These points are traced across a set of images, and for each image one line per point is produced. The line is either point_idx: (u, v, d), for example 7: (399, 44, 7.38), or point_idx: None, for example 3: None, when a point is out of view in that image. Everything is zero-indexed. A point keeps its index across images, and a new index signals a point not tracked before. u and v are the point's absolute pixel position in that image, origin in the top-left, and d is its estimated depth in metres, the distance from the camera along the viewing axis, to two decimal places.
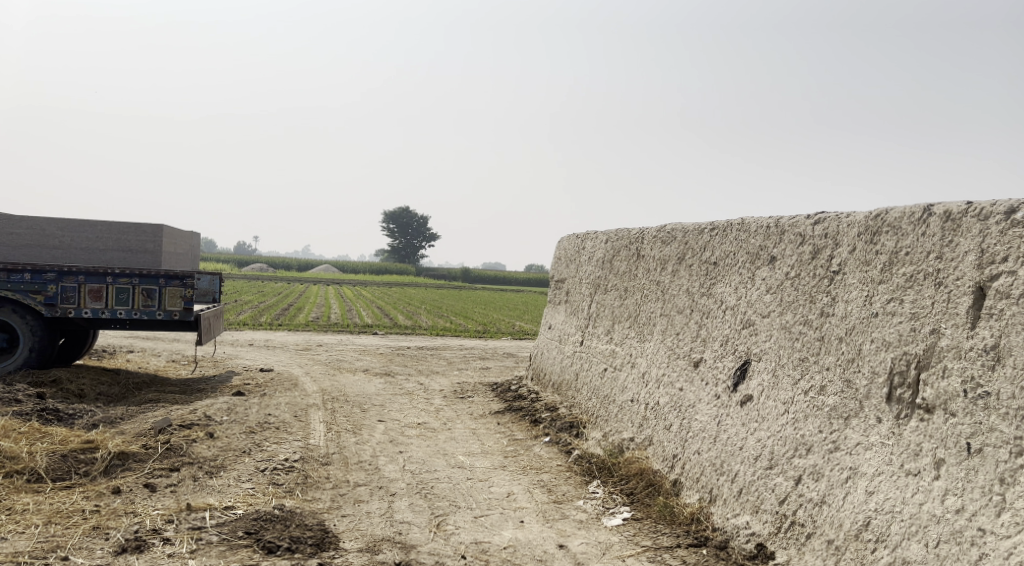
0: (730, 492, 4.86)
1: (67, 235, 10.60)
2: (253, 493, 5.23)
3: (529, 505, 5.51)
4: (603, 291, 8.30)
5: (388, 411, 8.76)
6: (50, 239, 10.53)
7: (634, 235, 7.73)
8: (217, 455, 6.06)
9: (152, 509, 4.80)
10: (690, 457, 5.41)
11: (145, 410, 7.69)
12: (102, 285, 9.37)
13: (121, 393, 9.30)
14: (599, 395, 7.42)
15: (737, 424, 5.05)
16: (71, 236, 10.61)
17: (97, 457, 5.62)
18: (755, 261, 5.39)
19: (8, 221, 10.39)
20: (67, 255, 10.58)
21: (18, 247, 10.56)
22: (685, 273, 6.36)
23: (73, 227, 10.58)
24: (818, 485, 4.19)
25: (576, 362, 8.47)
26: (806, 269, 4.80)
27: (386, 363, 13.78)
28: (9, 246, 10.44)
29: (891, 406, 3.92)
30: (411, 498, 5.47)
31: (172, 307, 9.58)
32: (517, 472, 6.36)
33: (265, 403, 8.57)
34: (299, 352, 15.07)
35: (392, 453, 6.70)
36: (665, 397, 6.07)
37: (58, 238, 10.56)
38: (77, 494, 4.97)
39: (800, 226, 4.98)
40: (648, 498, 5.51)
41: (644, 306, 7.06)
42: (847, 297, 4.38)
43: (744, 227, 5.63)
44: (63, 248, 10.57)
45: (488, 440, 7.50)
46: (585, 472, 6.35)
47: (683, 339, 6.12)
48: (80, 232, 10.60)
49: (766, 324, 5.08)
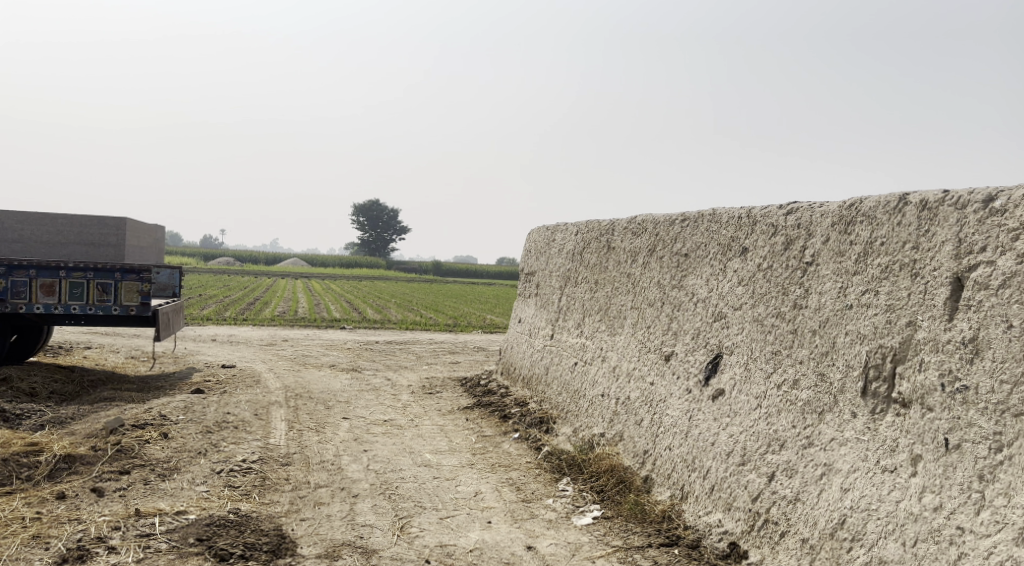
0: (701, 489, 4.75)
1: (27, 228, 10.15)
2: (207, 497, 4.98)
3: (497, 505, 5.35)
4: (574, 284, 8.15)
5: (354, 407, 8.52)
6: (8, 232, 10.08)
7: (604, 226, 7.58)
8: (171, 457, 5.77)
9: (99, 515, 4.52)
10: (661, 453, 5.30)
11: (98, 410, 7.36)
12: (53, 279, 8.96)
13: (75, 391, 8.92)
14: (569, 390, 7.27)
15: (709, 419, 4.93)
16: (30, 231, 10.17)
17: (41, 460, 5.28)
18: (727, 252, 5.27)
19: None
20: (25, 249, 10.13)
21: None
22: (656, 265, 6.23)
23: (33, 220, 10.13)
24: (791, 482, 4.09)
25: (546, 356, 8.32)
26: (779, 260, 4.68)
27: (354, 358, 13.52)
28: None
29: (866, 401, 3.83)
30: (375, 500, 5.27)
31: (128, 302, 9.19)
32: (485, 470, 6.19)
33: (225, 401, 8.28)
34: (264, 347, 14.72)
35: (357, 452, 6.48)
36: (636, 392, 5.94)
37: (16, 232, 10.12)
38: (18, 500, 4.65)
39: (773, 216, 4.86)
40: (619, 496, 5.37)
41: (615, 299, 6.93)
42: (820, 289, 4.28)
43: (715, 218, 5.51)
44: (24, 242, 10.11)
45: (456, 437, 7.32)
46: (555, 469, 6.20)
47: (654, 332, 5.99)
48: (40, 225, 10.14)
49: (739, 317, 4.96)
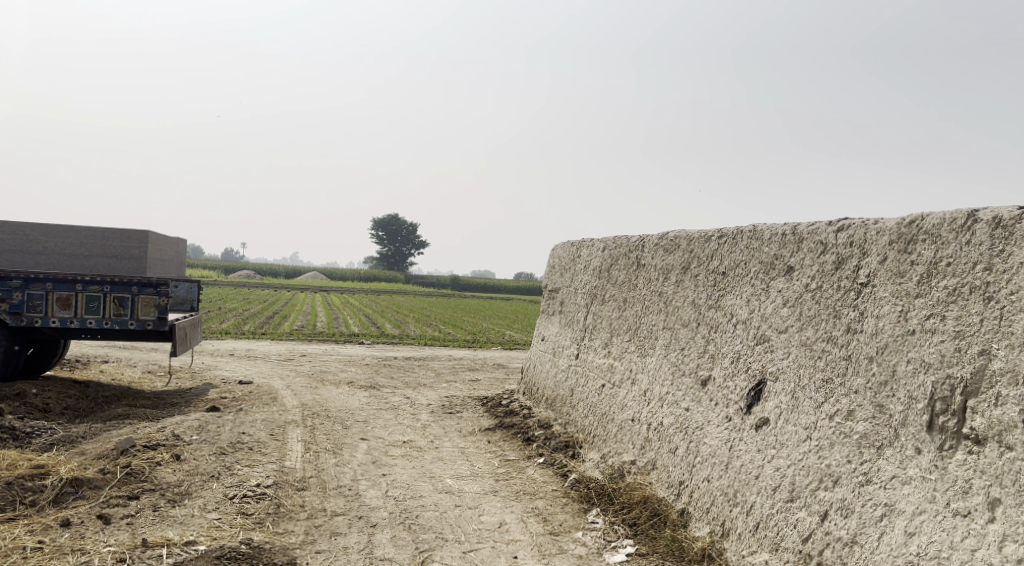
0: (745, 526, 4.43)
1: (51, 241, 9.98)
2: (218, 525, 4.72)
3: (523, 538, 5.04)
4: (601, 302, 7.84)
5: (372, 428, 8.25)
6: (33, 245, 9.90)
7: (633, 242, 7.29)
8: (183, 480, 5.52)
9: (103, 545, 4.26)
10: (699, 485, 4.97)
11: (111, 428, 7.14)
12: (70, 293, 8.81)
13: (90, 407, 8.73)
14: (597, 413, 6.95)
15: (752, 450, 4.62)
16: (55, 243, 9.99)
17: (46, 484, 5.03)
18: (769, 270, 4.97)
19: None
20: (50, 261, 9.97)
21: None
22: (691, 284, 5.92)
23: (59, 232, 9.98)
24: (847, 523, 3.78)
25: (572, 377, 8.00)
26: (829, 280, 4.38)
27: (372, 375, 13.28)
28: None
29: (933, 436, 3.52)
30: (394, 530, 4.98)
31: (145, 317, 9.01)
32: (509, 498, 5.89)
33: (240, 420, 8.04)
34: (281, 362, 14.53)
35: (375, 477, 6.20)
36: (669, 417, 5.62)
37: (40, 244, 9.94)
38: (21, 527, 4.40)
39: (821, 233, 4.56)
40: (653, 531, 5.05)
41: (645, 319, 6.62)
42: (877, 313, 3.97)
43: (756, 235, 5.20)
44: (48, 255, 9.94)
45: (479, 461, 7.03)
46: (583, 498, 5.87)
47: (689, 355, 5.67)
48: (65, 238, 9.99)
49: (784, 340, 4.64)
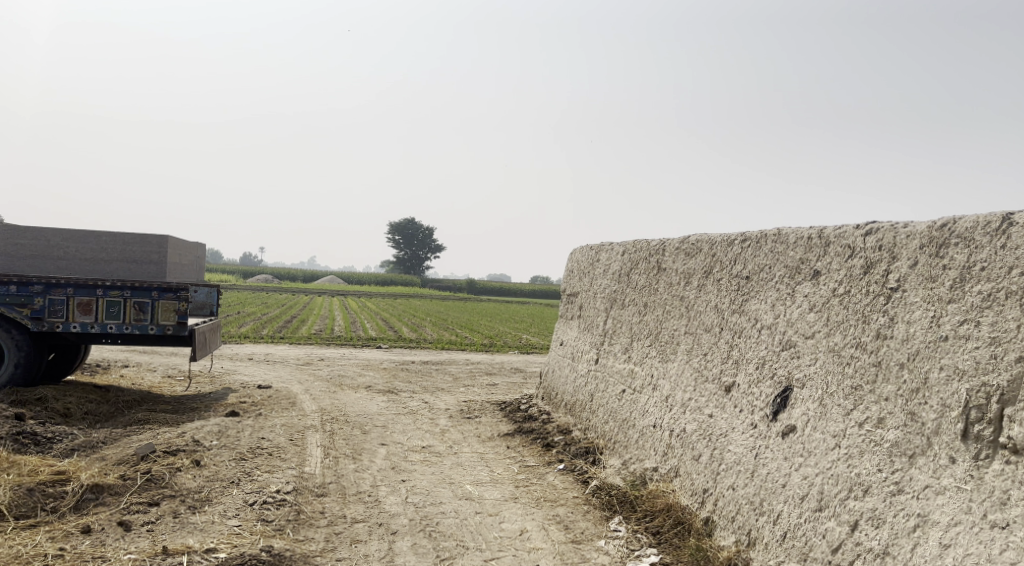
0: (771, 536, 4.36)
1: (72, 245, 10.00)
2: (238, 532, 4.70)
3: (545, 546, 4.98)
4: (620, 306, 7.77)
5: (391, 433, 8.23)
6: (55, 250, 9.94)
7: (653, 246, 7.22)
8: (203, 487, 5.51)
9: (124, 553, 4.25)
10: (723, 493, 4.90)
11: (131, 434, 7.15)
12: (91, 298, 8.87)
13: (111, 412, 8.78)
14: (617, 418, 6.88)
15: (779, 458, 4.54)
16: (76, 247, 10.02)
17: (67, 490, 5.02)
18: (795, 275, 4.88)
19: (9, 231, 9.82)
20: (71, 266, 10.00)
21: (22, 258, 9.94)
22: (713, 288, 5.84)
23: (80, 237, 10.01)
24: (879, 533, 3.70)
25: (591, 382, 7.93)
26: (858, 285, 4.29)
27: (390, 379, 13.27)
28: (15, 257, 9.86)
29: (968, 445, 3.44)
30: (414, 538, 4.94)
31: (165, 322, 9.06)
32: (530, 505, 5.83)
33: (259, 425, 8.04)
34: (300, 367, 14.57)
35: (394, 483, 6.17)
36: (692, 424, 5.54)
37: (62, 249, 9.96)
38: (42, 534, 4.40)
39: (848, 237, 4.47)
40: (677, 539, 4.98)
41: (666, 324, 6.54)
42: (908, 318, 3.89)
43: (780, 238, 5.11)
44: (69, 259, 9.98)
45: (498, 467, 6.98)
46: (605, 506, 5.80)
47: (712, 361, 5.59)
48: (84, 242, 10.00)
49: (811, 346, 4.56)
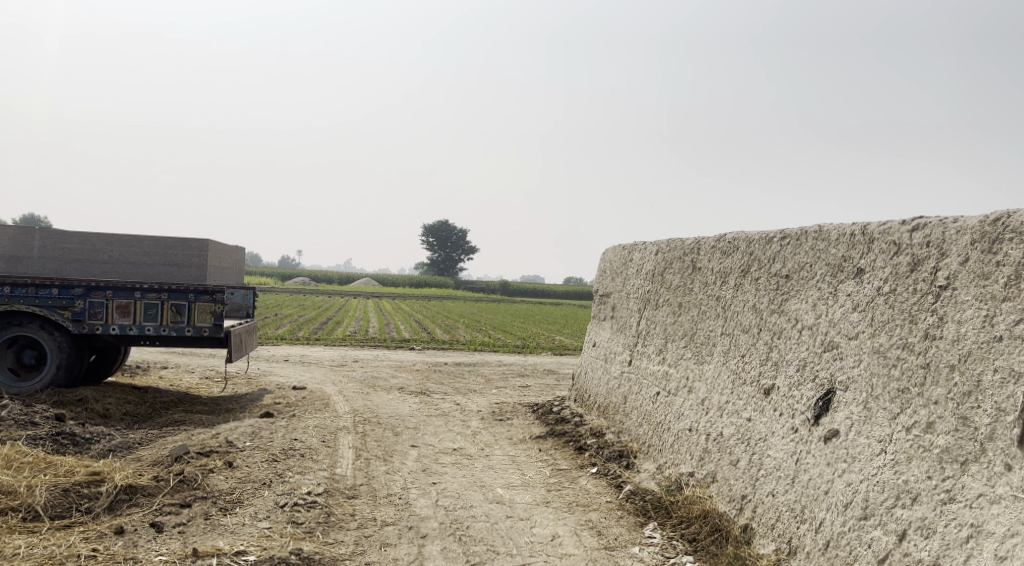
0: (814, 544, 4.20)
1: (116, 249, 9.86)
2: (269, 535, 4.68)
3: (578, 552, 4.87)
4: (654, 307, 7.61)
5: (422, 434, 8.18)
6: (99, 254, 9.79)
7: (688, 245, 7.05)
8: (235, 488, 5.51)
9: (155, 555, 4.25)
10: (763, 500, 4.74)
11: (167, 435, 7.22)
12: (130, 300, 9.00)
13: (148, 413, 8.89)
14: (651, 421, 6.72)
15: (821, 464, 4.38)
16: (120, 251, 9.88)
17: (102, 491, 5.06)
18: (837, 273, 4.71)
19: (54, 234, 9.67)
20: (115, 270, 9.85)
21: (66, 262, 9.77)
22: (751, 288, 5.66)
23: (123, 240, 9.86)
24: (928, 544, 3.54)
25: (624, 384, 7.79)
26: (904, 283, 4.13)
27: (422, 380, 13.26)
28: (60, 261, 9.70)
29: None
30: (444, 542, 4.87)
31: (201, 323, 9.16)
32: (562, 510, 5.72)
33: (293, 427, 8.06)
34: (335, 368, 14.66)
35: (425, 485, 6.11)
36: (730, 428, 5.38)
37: (107, 253, 9.82)
38: (76, 535, 4.43)
39: (894, 233, 4.30)
40: (714, 547, 4.84)
41: (702, 325, 6.38)
42: (959, 317, 3.74)
43: (821, 235, 4.94)
44: (113, 263, 9.83)
45: (530, 470, 6.89)
46: (639, 511, 5.67)
47: (750, 363, 5.42)
48: (130, 246, 9.88)
49: (855, 347, 4.38)
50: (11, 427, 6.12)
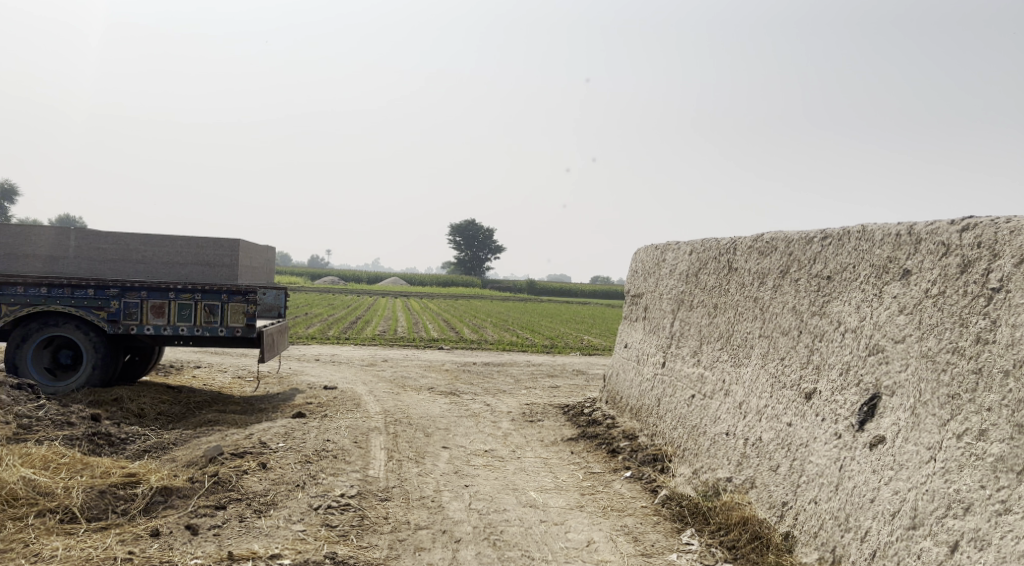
0: (859, 554, 4.07)
1: (150, 249, 9.98)
2: (303, 538, 4.66)
3: (613, 559, 4.79)
4: (688, 308, 7.49)
5: (453, 436, 8.15)
6: (134, 254, 9.93)
7: (724, 245, 6.92)
8: (268, 490, 5.51)
9: (191, 558, 4.26)
10: (805, 507, 4.61)
11: (201, 435, 7.27)
12: (164, 301, 9.09)
13: (183, 412, 8.98)
14: (686, 425, 6.61)
15: (866, 471, 4.24)
16: (154, 251, 10.00)
17: (137, 493, 5.09)
18: (882, 274, 4.56)
19: (90, 236, 9.81)
20: (149, 270, 9.98)
21: (102, 263, 9.91)
22: (791, 289, 5.52)
23: (157, 241, 9.97)
24: (983, 556, 3.40)
25: (658, 386, 7.67)
26: (954, 285, 3.99)
27: (452, 381, 13.24)
28: (96, 261, 9.84)
29: None
30: (478, 547, 4.81)
31: (234, 324, 9.23)
32: (596, 514, 5.64)
33: (324, 427, 8.08)
34: (365, 367, 14.71)
35: (458, 488, 6.07)
36: (769, 432, 5.25)
37: (141, 253, 9.94)
38: (113, 537, 4.46)
39: (943, 233, 4.17)
40: (755, 555, 4.71)
41: (738, 326, 6.25)
42: (1013, 321, 3.59)
43: (865, 235, 4.79)
44: (147, 263, 9.95)
45: (563, 472, 6.82)
46: (675, 517, 5.56)
47: (790, 366, 5.28)
48: (163, 246, 10.00)
49: (902, 351, 4.24)
50: (49, 428, 6.19)
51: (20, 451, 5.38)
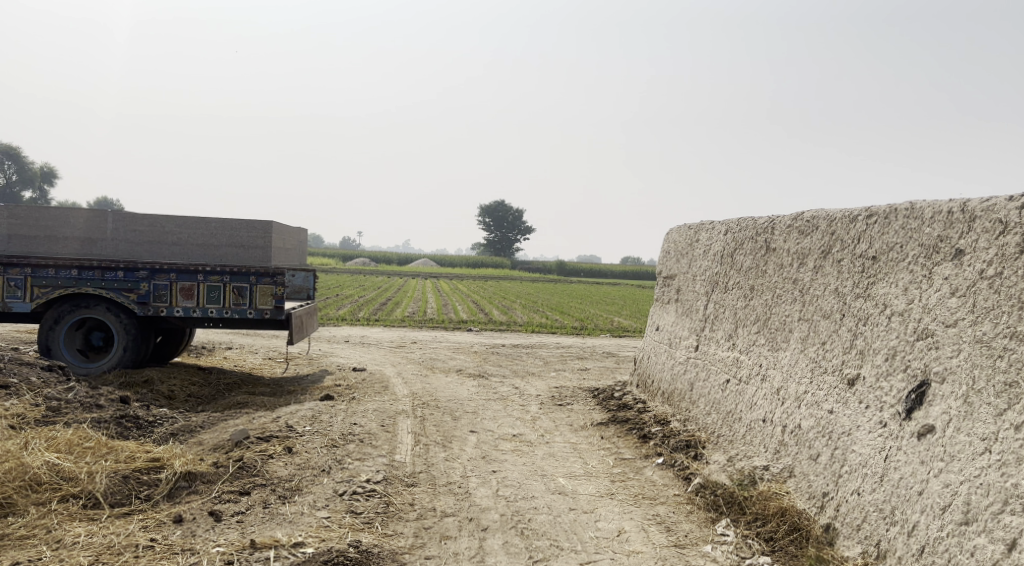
0: (906, 549, 3.86)
1: (184, 231, 9.91)
2: (327, 525, 4.58)
3: (646, 550, 4.63)
4: (723, 289, 7.24)
5: (481, 419, 8.04)
6: (169, 236, 9.90)
7: (761, 225, 6.64)
8: (294, 474, 5.45)
9: (213, 545, 4.20)
10: (847, 498, 4.40)
11: (229, 418, 7.25)
12: (193, 283, 9.09)
13: (212, 394, 9.00)
14: (721, 410, 6.40)
15: (914, 462, 4.01)
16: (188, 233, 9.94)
17: (161, 478, 5.05)
18: (932, 254, 4.29)
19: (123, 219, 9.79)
20: (184, 252, 9.96)
21: (137, 245, 9.95)
22: (833, 270, 5.26)
23: (190, 223, 9.88)
24: None
25: (691, 370, 7.46)
26: (1013, 266, 3.72)
27: (480, 363, 13.14)
28: (134, 244, 9.88)
29: None
30: (506, 536, 4.69)
31: (262, 306, 9.20)
32: (627, 502, 5.47)
33: (352, 410, 8.01)
34: (394, 349, 14.68)
35: (485, 474, 5.95)
36: (809, 420, 5.03)
37: (175, 235, 9.90)
38: (136, 523, 4.42)
39: (1000, 210, 3.90)
40: (794, 548, 4.52)
41: (776, 309, 6.00)
42: None
43: (914, 213, 4.52)
44: (182, 245, 9.92)
45: (593, 458, 6.66)
46: (710, 506, 5.37)
47: (831, 351, 5.04)
48: (197, 229, 9.92)
49: (953, 336, 3.98)
50: (78, 410, 6.19)
51: (46, 434, 5.38)
